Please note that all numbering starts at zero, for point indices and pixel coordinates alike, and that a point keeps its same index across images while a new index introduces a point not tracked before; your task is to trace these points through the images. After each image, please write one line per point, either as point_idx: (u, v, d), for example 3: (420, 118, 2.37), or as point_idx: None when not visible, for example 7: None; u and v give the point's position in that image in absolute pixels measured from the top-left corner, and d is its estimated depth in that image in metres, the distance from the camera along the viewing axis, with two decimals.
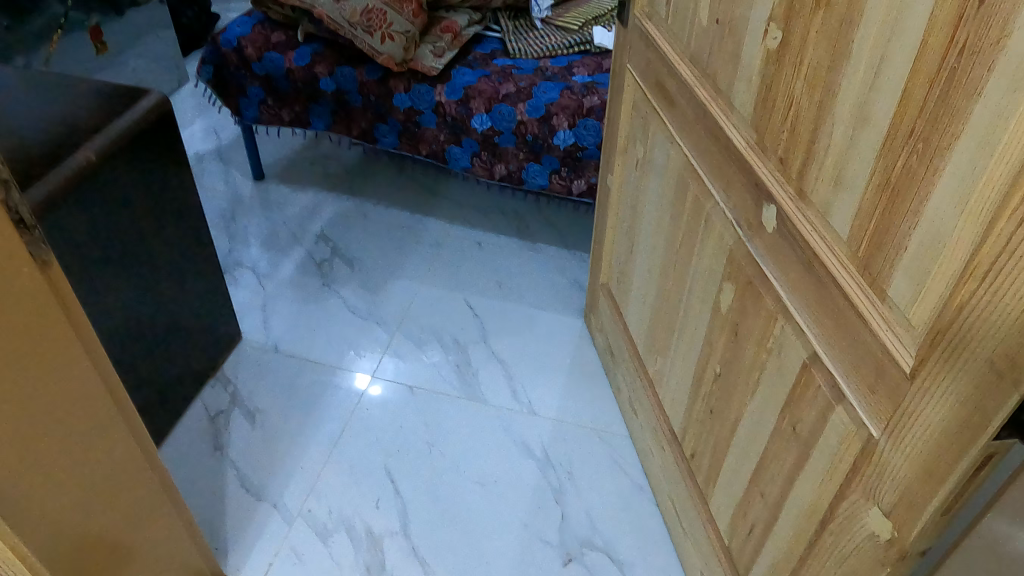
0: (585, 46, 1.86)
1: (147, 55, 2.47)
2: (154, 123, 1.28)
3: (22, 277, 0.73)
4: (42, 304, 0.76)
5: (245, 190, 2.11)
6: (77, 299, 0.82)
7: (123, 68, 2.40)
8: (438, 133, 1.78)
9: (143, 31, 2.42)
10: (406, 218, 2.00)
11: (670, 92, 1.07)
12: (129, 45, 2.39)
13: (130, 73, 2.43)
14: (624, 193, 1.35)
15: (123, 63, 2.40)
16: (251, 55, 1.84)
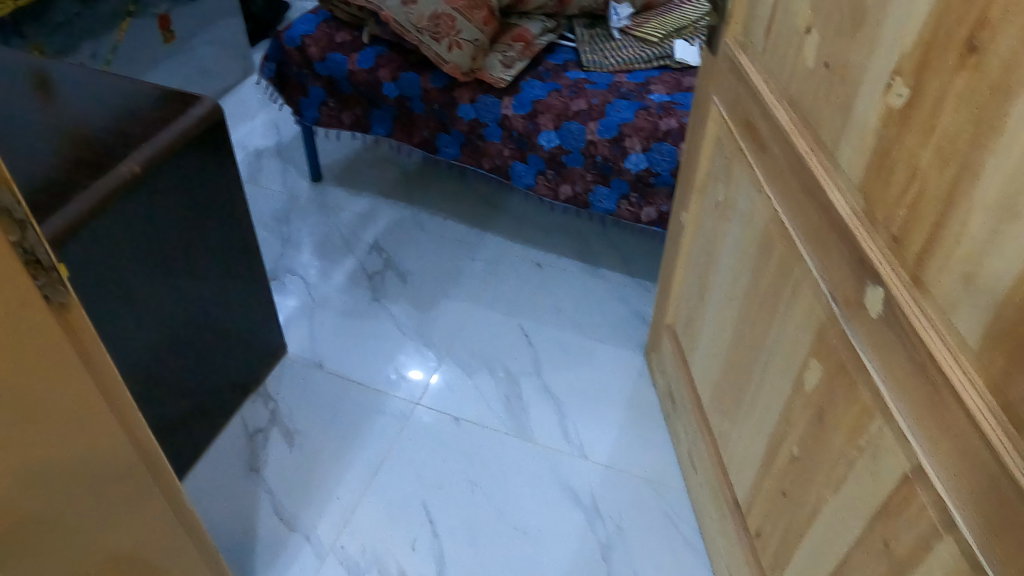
0: (664, 61, 1.74)
1: (217, 43, 2.45)
2: (205, 134, 1.23)
3: (37, 326, 0.66)
4: (59, 352, 0.69)
5: (302, 191, 2.07)
6: (97, 342, 0.75)
7: (193, 53, 2.38)
8: (502, 148, 1.69)
9: (211, 18, 2.39)
10: (463, 231, 1.92)
11: (760, 134, 0.96)
12: (199, 31, 2.38)
13: (199, 58, 2.41)
14: (698, 234, 1.23)
15: (193, 48, 2.38)
16: (314, 55, 1.78)
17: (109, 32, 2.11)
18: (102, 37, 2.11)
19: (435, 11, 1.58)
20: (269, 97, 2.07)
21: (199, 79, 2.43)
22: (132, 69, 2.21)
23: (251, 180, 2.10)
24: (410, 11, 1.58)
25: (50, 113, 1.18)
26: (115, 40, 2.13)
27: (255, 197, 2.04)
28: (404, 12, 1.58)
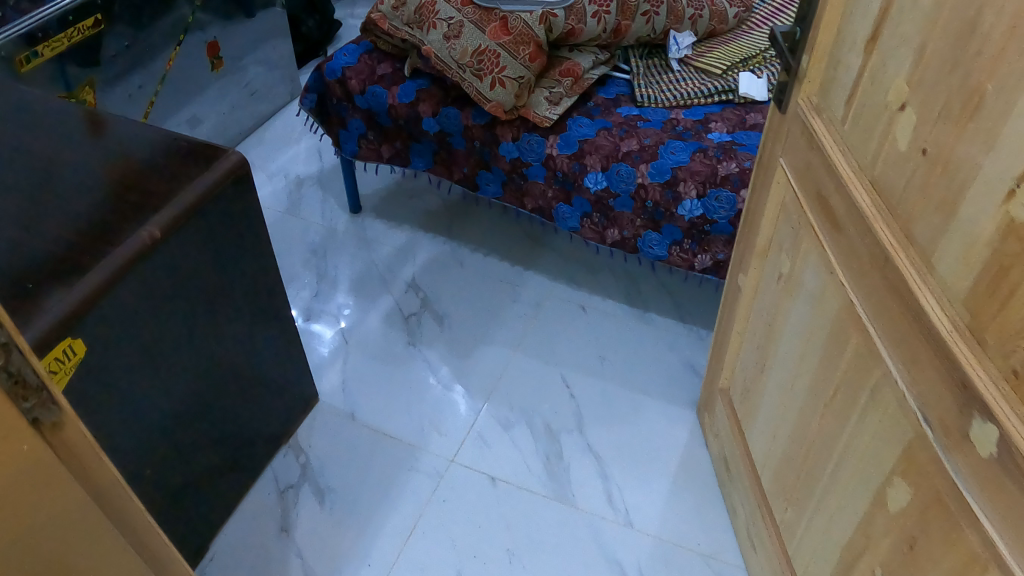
0: (728, 95, 1.65)
1: (268, 62, 2.37)
2: (234, 189, 1.18)
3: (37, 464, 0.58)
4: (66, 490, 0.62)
5: (340, 223, 1.99)
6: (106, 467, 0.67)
7: (244, 73, 2.29)
8: (545, 189, 1.59)
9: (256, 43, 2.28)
10: (504, 269, 1.83)
11: (834, 211, 0.86)
12: (250, 49, 2.27)
13: (251, 78, 2.32)
14: (761, 301, 1.11)
15: (244, 67, 2.28)
16: (354, 87, 1.69)
17: (160, 54, 2.01)
18: (152, 61, 1.99)
19: (479, 46, 1.49)
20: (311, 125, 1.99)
21: (246, 102, 2.32)
22: (179, 96, 2.11)
23: (290, 211, 2.03)
24: (453, 46, 1.50)
25: (83, 168, 1.14)
26: (162, 72, 2.02)
27: (293, 230, 1.97)
28: (446, 47, 1.51)
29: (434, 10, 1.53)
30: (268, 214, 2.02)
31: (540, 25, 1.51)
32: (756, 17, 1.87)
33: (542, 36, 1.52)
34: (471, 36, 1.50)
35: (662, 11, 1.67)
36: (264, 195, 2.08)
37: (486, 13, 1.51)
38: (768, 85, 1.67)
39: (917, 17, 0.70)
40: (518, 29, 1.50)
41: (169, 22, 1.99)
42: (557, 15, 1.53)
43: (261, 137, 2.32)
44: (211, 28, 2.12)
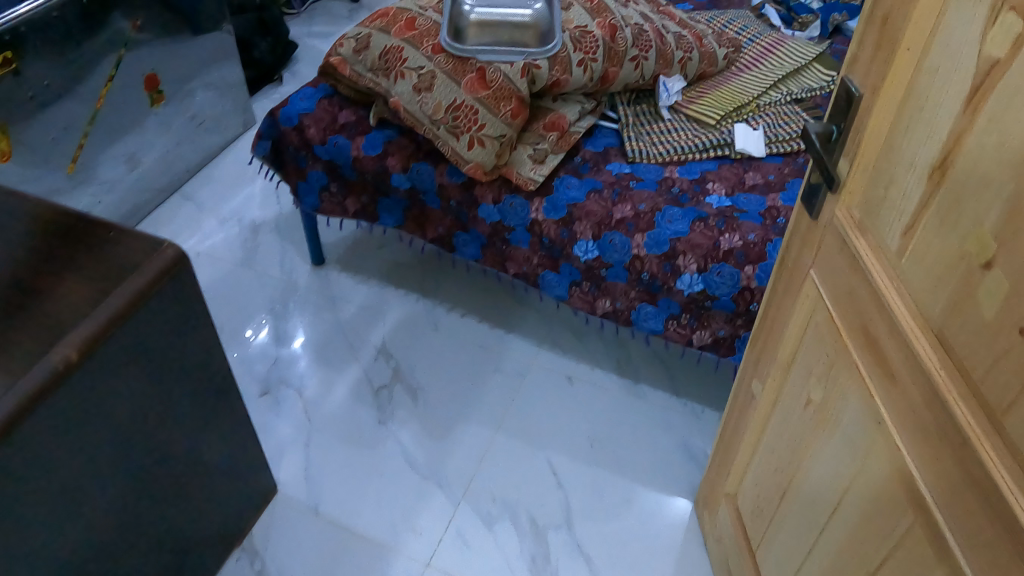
0: (723, 149, 1.51)
1: (220, 86, 2.11)
2: (170, 288, 0.98)
3: None
4: None
5: (302, 274, 1.79)
6: None
7: (191, 99, 2.03)
8: (531, 255, 1.43)
9: (200, 68, 2.02)
10: (484, 333, 1.67)
11: (889, 361, 0.74)
12: (197, 72, 2.02)
13: (198, 106, 2.07)
14: (789, 421, 0.98)
15: (191, 92, 2.03)
16: (314, 137, 1.51)
17: (90, 85, 1.74)
18: (82, 95, 1.73)
19: (455, 100, 1.30)
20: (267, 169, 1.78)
21: (193, 132, 2.07)
22: (114, 133, 1.85)
23: (245, 263, 1.82)
24: (425, 99, 1.32)
25: None
26: (93, 106, 1.76)
27: (249, 285, 1.76)
28: (418, 101, 1.32)
29: (402, 56, 1.35)
30: (220, 267, 1.81)
31: (522, 78, 1.32)
32: (746, 57, 1.75)
33: (525, 90, 1.33)
34: (445, 88, 1.31)
35: (651, 56, 1.51)
36: (216, 243, 1.87)
37: (461, 62, 1.33)
38: (765, 138, 1.54)
39: (1010, 161, 0.57)
40: (497, 83, 1.31)
41: (102, 42, 1.72)
42: (540, 66, 1.33)
43: (212, 174, 2.10)
44: (153, 56, 1.87)
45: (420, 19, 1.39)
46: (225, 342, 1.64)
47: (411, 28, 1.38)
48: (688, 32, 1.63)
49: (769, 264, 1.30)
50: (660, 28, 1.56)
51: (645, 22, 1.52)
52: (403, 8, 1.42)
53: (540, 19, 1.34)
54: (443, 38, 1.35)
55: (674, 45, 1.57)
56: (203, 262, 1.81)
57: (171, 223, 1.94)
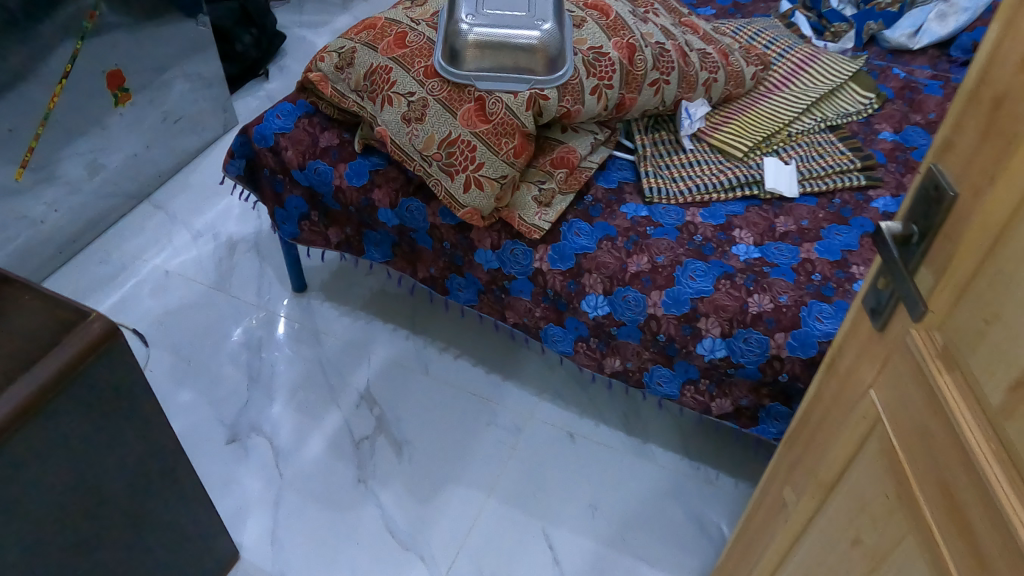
0: (753, 188, 1.33)
1: (200, 78, 1.92)
2: (96, 369, 0.82)
3: None
4: None
5: (282, 303, 1.62)
6: None
7: (168, 90, 1.85)
8: (533, 307, 1.28)
9: (171, 62, 1.83)
10: (479, 380, 1.52)
11: (982, 546, 0.59)
12: (174, 60, 1.84)
13: (174, 100, 1.88)
14: (832, 553, 0.83)
15: (166, 84, 1.84)
16: (290, 161, 1.33)
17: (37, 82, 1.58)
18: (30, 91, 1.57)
19: (448, 134, 1.13)
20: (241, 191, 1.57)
21: (161, 130, 1.86)
22: (71, 135, 1.68)
23: (219, 285, 1.64)
24: (415, 132, 1.15)
25: None
26: (44, 109, 1.60)
27: (222, 312, 1.59)
28: (407, 134, 1.16)
29: (389, 78, 1.18)
30: (190, 289, 1.63)
31: (527, 110, 1.14)
32: (775, 74, 1.52)
33: (531, 124, 1.15)
34: (437, 120, 1.14)
35: (672, 80, 1.32)
36: (186, 261, 1.68)
37: (458, 89, 1.15)
38: (798, 175, 1.35)
39: None
40: (498, 116, 1.13)
41: (58, 24, 1.58)
42: (549, 97, 1.15)
43: (188, 180, 1.89)
44: (117, 50, 1.70)
45: (411, 34, 1.21)
46: (192, 380, 1.48)
47: (401, 44, 1.20)
48: (713, 48, 1.43)
49: (803, 333, 1.14)
50: (683, 46, 1.36)
51: (666, 40, 1.33)
52: (393, 19, 1.24)
53: (551, 41, 1.13)
54: (438, 61, 1.16)
55: (699, 65, 1.37)
56: (172, 283, 1.64)
57: (141, 233, 1.75)
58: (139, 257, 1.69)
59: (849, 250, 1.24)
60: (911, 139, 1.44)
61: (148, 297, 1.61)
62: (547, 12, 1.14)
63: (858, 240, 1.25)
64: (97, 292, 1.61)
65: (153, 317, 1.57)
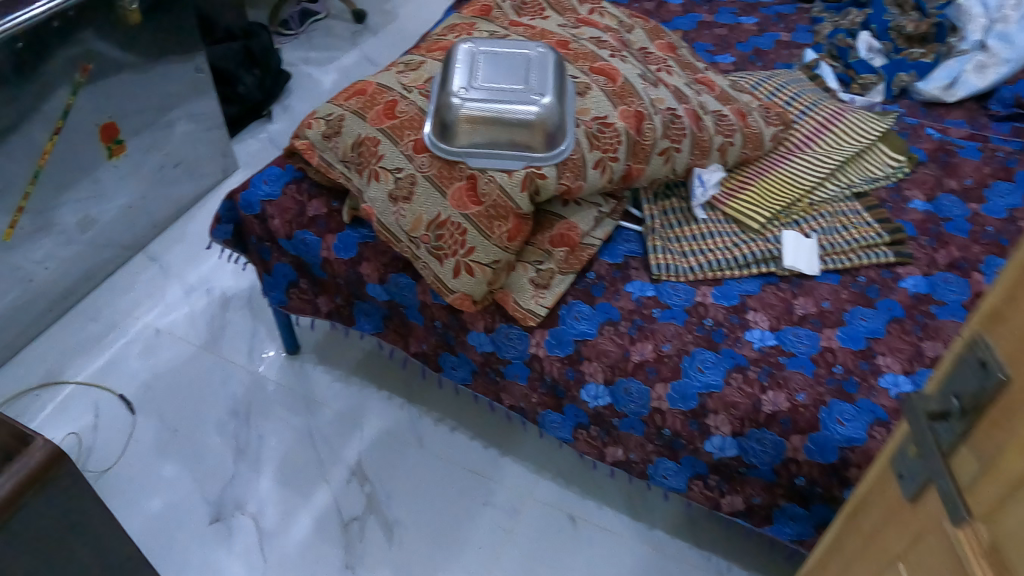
0: (770, 264, 1.23)
1: (201, 119, 1.84)
2: (40, 498, 0.76)
3: None
4: None
5: (274, 367, 1.56)
6: None
7: (170, 131, 1.77)
8: (529, 391, 1.20)
9: (173, 103, 1.74)
10: (476, 455, 1.44)
11: None
12: (178, 100, 1.75)
13: (174, 142, 1.80)
14: None
15: (168, 125, 1.76)
16: (277, 230, 1.26)
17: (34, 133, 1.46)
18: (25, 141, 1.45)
19: (438, 216, 1.05)
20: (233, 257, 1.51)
21: (157, 179, 1.78)
22: (63, 185, 1.57)
23: (209, 345, 1.58)
24: (402, 212, 1.07)
25: None
26: (35, 165, 1.48)
27: (211, 376, 1.53)
28: (393, 213, 1.08)
29: (377, 151, 1.10)
30: (180, 350, 1.57)
31: (523, 191, 1.04)
32: (797, 133, 1.43)
33: (526, 206, 1.05)
34: (426, 200, 1.06)
35: (684, 147, 1.23)
36: (177, 319, 1.63)
37: (448, 165, 1.06)
38: (820, 249, 1.24)
39: None
40: (490, 197, 1.04)
41: (64, 59, 1.44)
42: (546, 176, 1.05)
43: (185, 231, 1.84)
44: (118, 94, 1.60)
45: (402, 103, 1.13)
46: (178, 452, 1.41)
47: (390, 114, 1.12)
48: (729, 108, 1.34)
49: (823, 437, 1.03)
50: (696, 109, 1.27)
51: (679, 104, 1.24)
52: (385, 85, 1.17)
53: (550, 116, 1.04)
54: (429, 135, 1.08)
55: (713, 129, 1.28)
56: (162, 342, 1.58)
57: (131, 289, 1.68)
58: (130, 314, 1.63)
59: (874, 337, 1.13)
60: (943, 208, 1.33)
61: (136, 358, 1.55)
62: (546, 86, 1.06)
63: (884, 326, 1.14)
64: (85, 354, 1.55)
65: (140, 381, 1.51)
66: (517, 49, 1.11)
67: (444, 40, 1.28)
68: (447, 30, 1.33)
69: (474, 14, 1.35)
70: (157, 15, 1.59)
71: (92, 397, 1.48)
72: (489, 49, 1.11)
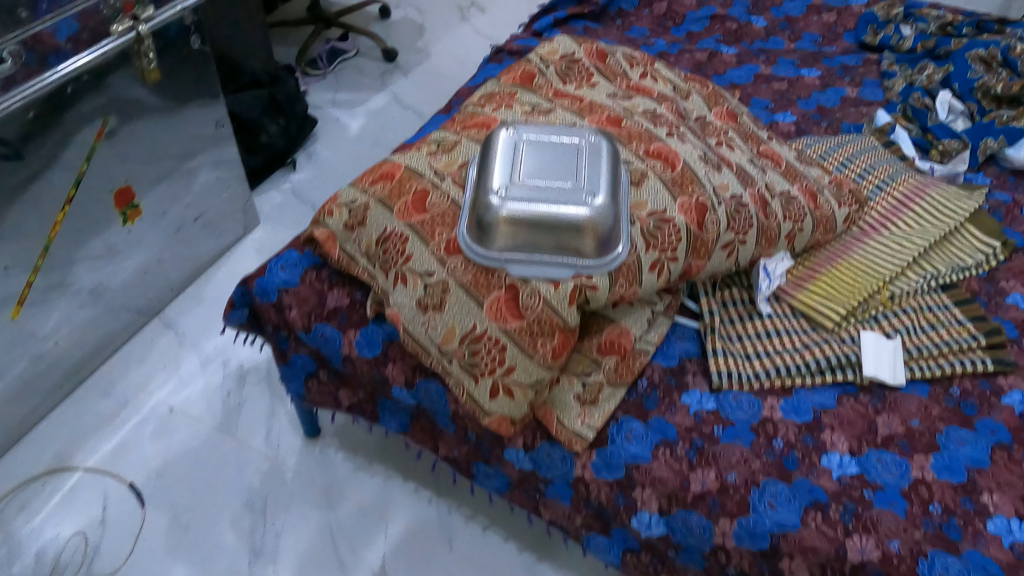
0: (846, 371, 1.09)
1: (225, 167, 1.74)
2: None
3: None
4: None
5: (292, 454, 1.45)
6: None
7: (191, 179, 1.67)
8: (573, 512, 1.07)
9: (193, 150, 1.64)
10: (511, 561, 1.31)
11: None
12: (199, 146, 1.65)
13: (196, 192, 1.70)
14: None
15: (191, 171, 1.66)
16: (295, 322, 1.14)
17: (52, 192, 1.36)
18: (40, 199, 1.35)
19: (473, 329, 0.93)
20: (249, 338, 1.40)
21: (174, 241, 1.69)
22: (75, 245, 1.48)
23: (224, 427, 1.48)
24: (431, 322, 0.94)
25: None
26: (46, 237, 1.40)
27: (226, 463, 1.43)
28: (421, 323, 0.95)
29: (404, 250, 0.97)
30: (193, 432, 1.47)
31: (570, 304, 0.92)
32: (871, 213, 1.31)
33: (573, 320, 0.93)
34: (460, 310, 0.93)
35: (750, 239, 1.10)
36: (192, 396, 1.53)
37: (485, 271, 0.93)
38: (904, 353, 1.10)
39: None
40: (534, 311, 0.92)
41: (89, 106, 1.35)
42: (597, 286, 0.93)
43: (201, 293, 1.74)
44: (137, 143, 1.50)
45: (433, 194, 1.01)
46: (189, 552, 1.30)
47: (421, 207, 1.00)
48: (798, 187, 1.22)
49: None
50: (763, 192, 1.15)
51: (744, 189, 1.12)
52: (414, 170, 1.04)
53: (603, 218, 0.91)
54: (463, 234, 0.95)
55: (782, 215, 1.15)
56: (175, 424, 1.48)
57: (145, 361, 1.59)
58: (142, 390, 1.54)
59: (977, 469, 0.98)
60: None
61: (148, 442, 1.45)
62: (597, 183, 0.93)
63: (987, 453, 1.00)
64: (94, 436, 1.45)
65: (151, 468, 1.42)
66: (564, 137, 0.98)
67: (479, 113, 1.16)
68: (484, 99, 1.20)
69: (514, 81, 1.22)
70: (178, 72, 1.50)
71: (100, 487, 1.38)
72: (533, 136, 0.98)
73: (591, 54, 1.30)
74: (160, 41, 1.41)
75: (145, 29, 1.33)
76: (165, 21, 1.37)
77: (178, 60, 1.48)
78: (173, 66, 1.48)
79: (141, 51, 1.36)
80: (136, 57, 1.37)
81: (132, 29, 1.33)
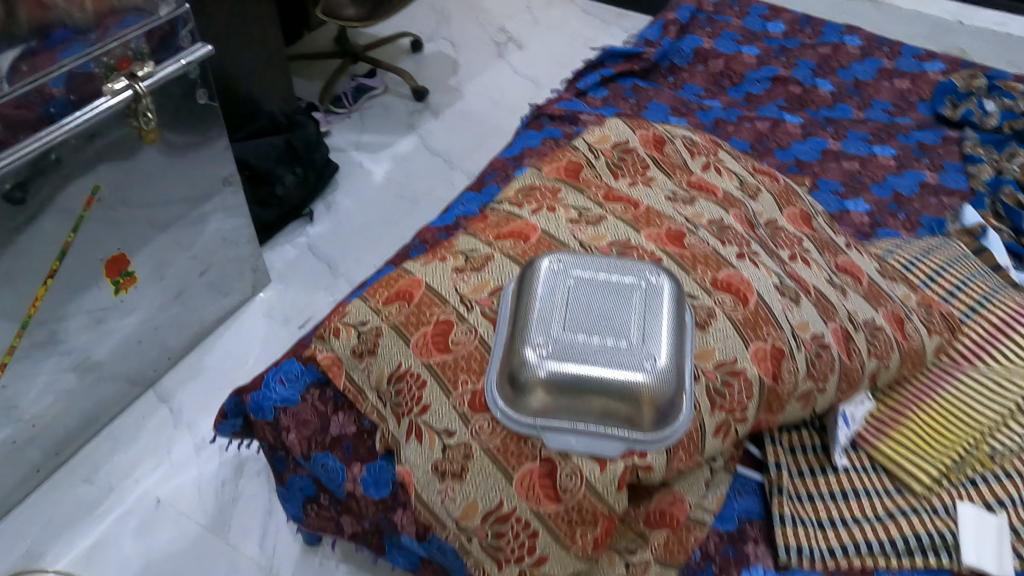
0: (940, 552, 0.91)
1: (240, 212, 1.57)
2: None
3: None
4: None
5: (287, 564, 1.29)
6: None
7: (201, 227, 1.50)
8: None
9: (210, 190, 1.47)
10: None
11: None
12: (213, 190, 1.48)
13: (204, 241, 1.53)
14: None
15: (202, 218, 1.49)
16: (292, 447, 0.98)
17: (35, 264, 1.20)
18: (23, 270, 1.19)
19: (499, 507, 0.77)
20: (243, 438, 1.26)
21: (172, 306, 1.53)
22: (59, 306, 1.29)
23: (215, 527, 1.34)
24: (449, 494, 0.78)
25: None
26: (24, 316, 1.23)
27: (215, 571, 1.28)
28: (437, 492, 0.79)
29: (421, 397, 0.82)
30: (181, 530, 1.33)
31: (619, 488, 0.77)
32: (964, 342, 1.13)
33: (620, 506, 0.78)
34: (484, 481, 0.77)
35: (829, 386, 0.92)
36: (183, 487, 1.39)
37: (517, 436, 0.78)
38: (1010, 532, 0.93)
39: None
40: (573, 496, 0.76)
41: (87, 155, 1.18)
42: (649, 466, 0.78)
43: (201, 363, 1.61)
44: (138, 198, 1.33)
45: (457, 329, 0.85)
46: None
47: (443, 346, 0.84)
48: (884, 314, 1.02)
49: None
50: (845, 326, 0.96)
51: (827, 326, 0.94)
52: (436, 294, 0.89)
53: (665, 385, 0.74)
54: (492, 387, 0.79)
55: (865, 353, 0.97)
56: (161, 520, 1.35)
57: (133, 443, 1.46)
58: (129, 477, 1.41)
59: None
60: None
61: (130, 539, 1.32)
62: (658, 341, 0.76)
63: None
64: (71, 531, 1.32)
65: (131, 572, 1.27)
66: (618, 273, 0.82)
67: (516, 216, 0.99)
68: (522, 195, 1.04)
69: (559, 175, 1.08)
70: (183, 128, 1.34)
71: None
72: (581, 271, 0.82)
73: (647, 142, 1.16)
74: (161, 99, 1.26)
75: (141, 87, 1.19)
76: (167, 77, 1.23)
77: (183, 115, 1.32)
78: (178, 122, 1.32)
79: (138, 110, 1.22)
80: (133, 116, 1.23)
81: (128, 88, 1.19)
